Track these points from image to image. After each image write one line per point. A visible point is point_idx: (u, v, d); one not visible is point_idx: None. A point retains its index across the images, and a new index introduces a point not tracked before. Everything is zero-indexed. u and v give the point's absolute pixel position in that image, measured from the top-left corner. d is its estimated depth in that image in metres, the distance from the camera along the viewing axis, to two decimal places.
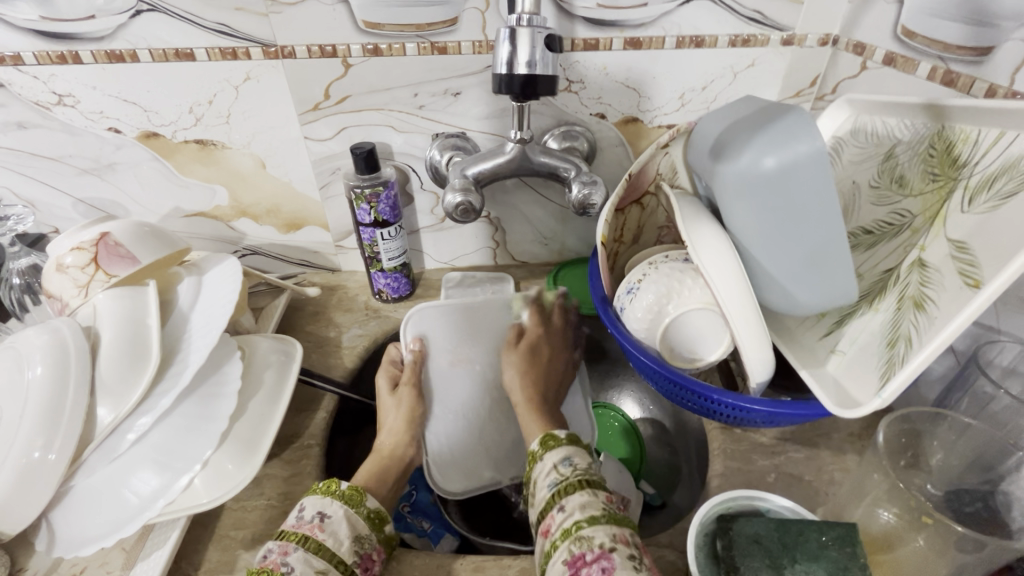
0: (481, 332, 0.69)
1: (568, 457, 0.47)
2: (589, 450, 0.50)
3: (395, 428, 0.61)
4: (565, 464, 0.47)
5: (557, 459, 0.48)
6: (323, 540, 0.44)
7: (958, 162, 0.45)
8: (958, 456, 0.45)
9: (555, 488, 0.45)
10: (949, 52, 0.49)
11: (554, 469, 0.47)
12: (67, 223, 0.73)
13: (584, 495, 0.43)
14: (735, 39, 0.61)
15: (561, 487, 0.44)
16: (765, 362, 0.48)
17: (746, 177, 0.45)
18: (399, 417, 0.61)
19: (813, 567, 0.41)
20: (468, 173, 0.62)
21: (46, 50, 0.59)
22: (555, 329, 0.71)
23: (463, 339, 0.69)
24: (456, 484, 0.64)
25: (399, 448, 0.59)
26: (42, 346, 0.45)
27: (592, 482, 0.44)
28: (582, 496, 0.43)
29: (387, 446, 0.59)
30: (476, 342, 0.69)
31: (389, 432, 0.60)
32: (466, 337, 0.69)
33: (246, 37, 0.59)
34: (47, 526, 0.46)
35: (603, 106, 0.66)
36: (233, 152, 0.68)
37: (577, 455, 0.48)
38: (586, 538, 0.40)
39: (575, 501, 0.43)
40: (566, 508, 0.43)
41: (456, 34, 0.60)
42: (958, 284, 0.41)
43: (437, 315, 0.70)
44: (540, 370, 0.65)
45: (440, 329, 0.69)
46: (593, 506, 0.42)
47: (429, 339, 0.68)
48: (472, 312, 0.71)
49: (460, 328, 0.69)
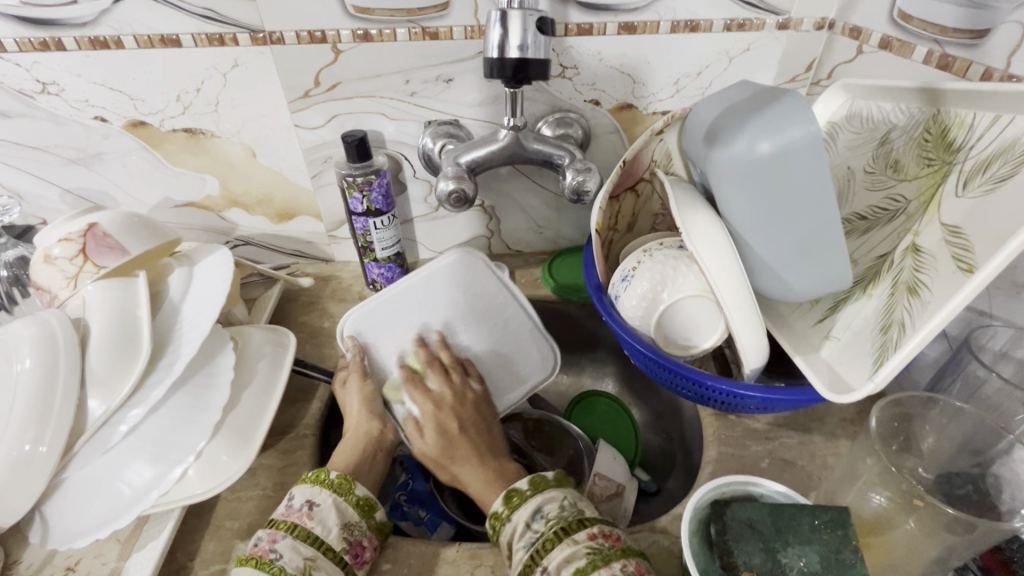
0: (424, 307, 0.66)
1: (539, 509, 0.46)
2: (558, 485, 0.48)
3: (358, 412, 0.59)
4: (538, 518, 0.45)
5: (528, 515, 0.46)
6: (312, 528, 0.44)
7: (954, 146, 0.44)
8: (949, 440, 0.45)
9: (532, 549, 0.43)
10: (946, 35, 0.48)
11: (529, 527, 0.45)
12: (55, 214, 0.72)
13: (565, 547, 0.42)
14: (730, 23, 0.61)
15: (540, 545, 0.43)
16: (759, 348, 0.48)
17: (741, 163, 0.45)
18: (355, 401, 0.60)
19: (805, 550, 0.41)
20: (461, 160, 0.61)
21: (28, 36, 0.57)
22: (450, 399, 0.60)
23: (405, 321, 0.65)
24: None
25: (362, 428, 0.58)
26: (31, 338, 0.45)
27: (571, 527, 0.43)
28: (564, 549, 0.42)
29: (352, 429, 0.58)
30: (419, 315, 0.66)
31: (353, 416, 0.59)
32: (407, 317, 0.65)
33: (232, 22, 0.58)
34: (41, 517, 0.46)
35: (598, 92, 0.65)
36: (222, 141, 0.67)
37: (548, 502, 0.46)
38: None
39: (557, 556, 0.41)
40: (549, 568, 0.41)
41: (447, 19, 0.59)
42: (952, 268, 0.41)
43: (366, 306, 0.66)
44: (461, 451, 0.57)
45: (378, 321, 0.65)
46: (578, 554, 0.41)
47: (365, 331, 0.65)
48: (404, 295, 0.66)
49: (401, 308, 0.66)
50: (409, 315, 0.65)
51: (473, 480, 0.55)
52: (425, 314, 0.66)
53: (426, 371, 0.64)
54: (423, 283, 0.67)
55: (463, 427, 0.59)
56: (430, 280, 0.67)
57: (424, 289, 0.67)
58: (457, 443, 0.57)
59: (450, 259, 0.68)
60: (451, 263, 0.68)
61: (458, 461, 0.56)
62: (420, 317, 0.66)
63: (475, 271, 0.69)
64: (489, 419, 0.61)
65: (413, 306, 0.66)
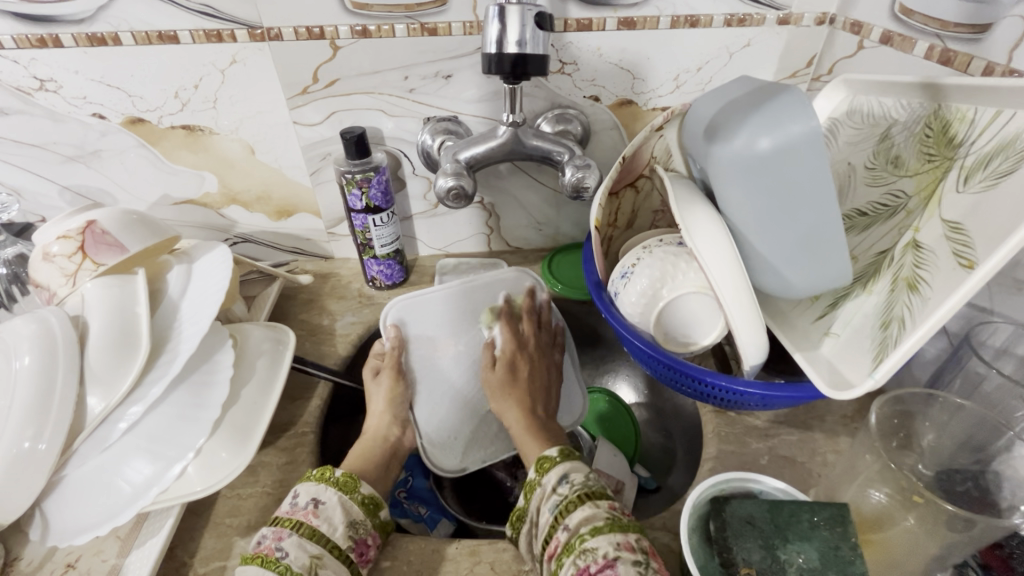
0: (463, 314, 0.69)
1: (566, 475, 0.46)
2: (585, 459, 0.48)
3: (381, 411, 0.60)
4: (565, 483, 0.45)
5: (555, 480, 0.46)
6: (318, 526, 0.44)
7: (954, 141, 0.44)
8: (949, 436, 0.45)
9: (557, 510, 0.43)
10: (947, 30, 0.48)
11: (554, 491, 0.45)
12: (53, 211, 0.72)
13: (587, 509, 0.42)
14: (730, 18, 0.60)
15: (563, 507, 0.43)
16: (759, 345, 0.48)
17: (741, 159, 0.45)
18: (380, 402, 0.60)
19: (805, 547, 0.41)
20: (461, 157, 0.61)
21: (25, 33, 0.57)
22: (533, 347, 0.65)
23: (441, 322, 0.68)
24: (452, 461, 0.61)
25: (381, 430, 0.59)
26: (29, 335, 0.45)
27: (595, 493, 0.43)
28: (585, 510, 0.42)
29: (372, 428, 0.59)
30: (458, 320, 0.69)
31: (376, 414, 0.60)
32: (445, 319, 0.69)
33: (230, 19, 0.57)
34: (40, 515, 0.46)
35: (597, 88, 0.65)
36: (221, 138, 0.66)
37: (574, 471, 0.46)
38: (591, 549, 0.39)
39: (578, 517, 0.42)
40: (571, 527, 0.42)
41: (446, 15, 0.59)
42: (952, 265, 0.41)
43: (410, 302, 0.70)
44: (521, 389, 0.60)
45: (420, 316, 0.69)
46: (597, 517, 0.41)
47: (405, 317, 0.68)
48: (444, 299, 0.70)
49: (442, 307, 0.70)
50: (448, 317, 0.69)
51: (514, 422, 0.58)
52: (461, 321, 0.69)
53: (457, 376, 0.65)
54: (464, 292, 0.71)
55: (529, 375, 0.62)
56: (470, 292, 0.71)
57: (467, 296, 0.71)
58: (519, 381, 0.61)
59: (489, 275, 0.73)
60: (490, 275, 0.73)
61: (509, 399, 0.59)
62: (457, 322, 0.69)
63: (526, 290, 0.72)
64: (553, 375, 0.64)
65: (453, 310, 0.70)
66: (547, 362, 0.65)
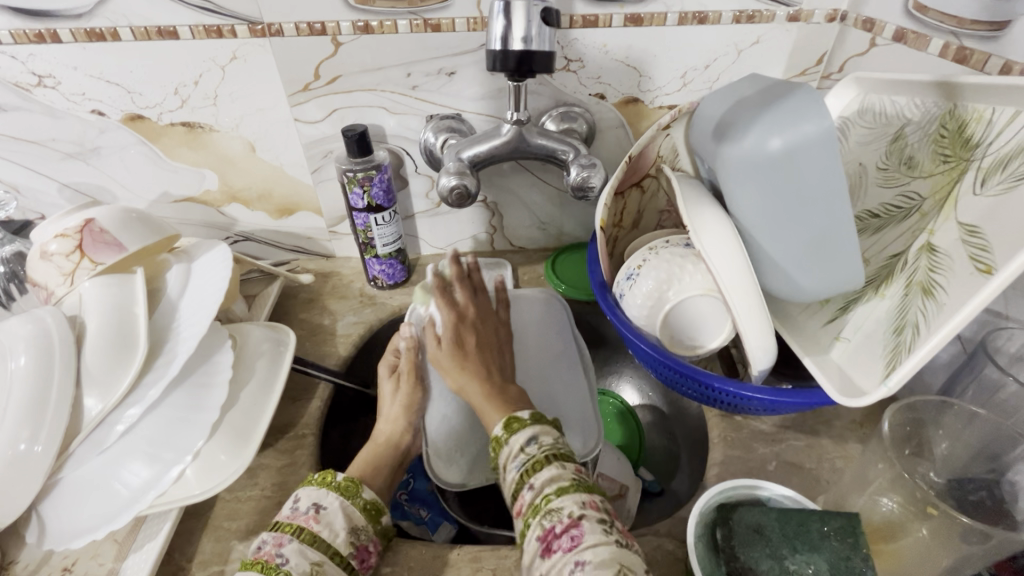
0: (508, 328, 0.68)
1: (535, 436, 0.44)
2: (556, 424, 0.47)
3: (395, 414, 0.59)
4: (532, 443, 0.44)
5: (523, 440, 0.44)
6: (318, 531, 0.44)
7: (971, 142, 0.43)
8: (963, 445, 0.44)
9: (524, 468, 0.42)
10: (963, 27, 0.47)
11: (522, 451, 0.44)
12: (52, 209, 0.72)
13: (553, 469, 0.41)
14: (739, 15, 0.59)
15: (530, 466, 0.42)
16: (768, 349, 0.47)
17: (751, 159, 0.44)
18: (395, 406, 0.60)
19: (814, 557, 0.40)
20: (464, 155, 0.60)
21: (23, 28, 0.56)
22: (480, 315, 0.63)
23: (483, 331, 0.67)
24: (456, 474, 0.59)
25: (392, 432, 0.58)
26: (26, 336, 0.44)
27: (562, 456, 0.43)
28: (552, 470, 0.41)
29: (382, 434, 0.58)
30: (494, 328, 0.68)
31: (387, 419, 0.59)
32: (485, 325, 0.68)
33: (230, 14, 0.56)
34: (36, 518, 0.45)
35: (603, 86, 0.64)
36: (221, 135, 0.66)
37: (544, 433, 0.45)
38: (556, 510, 0.38)
39: (546, 477, 0.41)
40: (536, 486, 0.41)
41: (449, 11, 0.58)
42: (968, 269, 0.40)
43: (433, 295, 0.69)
44: (473, 361, 0.57)
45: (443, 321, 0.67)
46: (564, 477, 0.41)
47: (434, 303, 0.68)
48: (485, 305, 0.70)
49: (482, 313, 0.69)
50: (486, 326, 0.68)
51: (473, 393, 0.55)
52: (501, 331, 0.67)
53: None
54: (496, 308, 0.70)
55: (476, 336, 0.60)
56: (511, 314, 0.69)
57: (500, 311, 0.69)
58: (472, 355, 0.58)
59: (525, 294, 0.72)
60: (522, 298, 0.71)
61: (467, 365, 0.57)
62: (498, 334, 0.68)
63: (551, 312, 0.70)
64: (506, 341, 0.62)
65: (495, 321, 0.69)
66: (485, 315, 0.63)
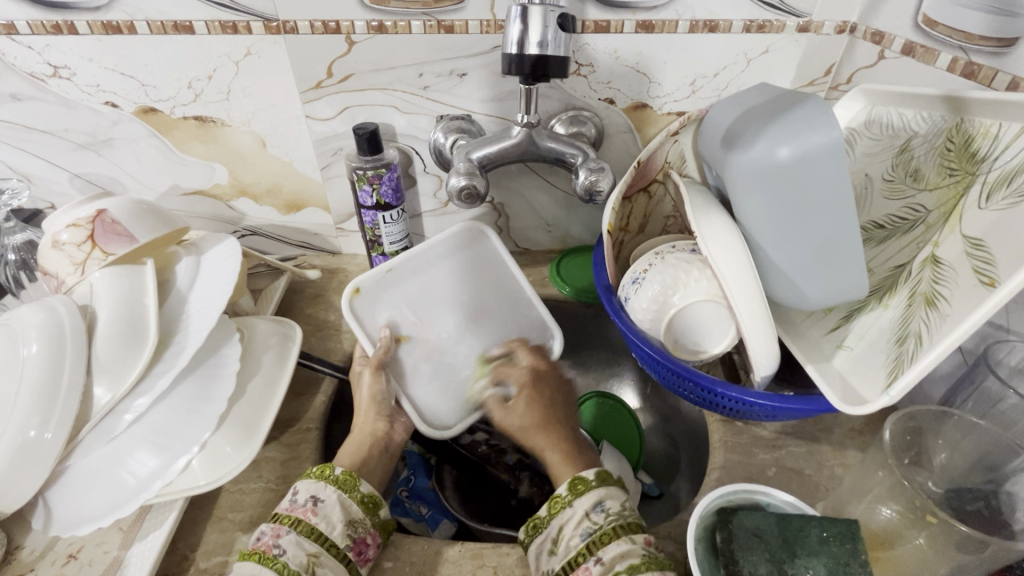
0: (461, 278, 0.68)
1: (600, 502, 0.45)
2: (620, 485, 0.48)
3: (365, 409, 0.57)
4: (598, 510, 0.45)
5: (588, 505, 0.45)
6: (316, 523, 0.44)
7: (977, 157, 0.44)
8: (962, 455, 0.44)
9: (590, 538, 0.43)
10: (971, 43, 0.47)
11: (587, 516, 0.44)
12: (63, 199, 0.72)
13: (622, 544, 0.42)
14: (749, 25, 0.60)
15: (597, 537, 0.43)
16: (771, 355, 0.47)
17: (760, 168, 0.44)
18: (362, 402, 0.57)
19: (813, 562, 0.41)
20: (473, 156, 0.61)
21: (41, 19, 0.57)
22: (545, 372, 0.62)
23: (478, 292, 0.67)
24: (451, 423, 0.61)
25: (368, 426, 0.56)
26: (38, 324, 0.45)
27: (630, 527, 0.43)
28: (621, 545, 0.42)
29: (358, 427, 0.56)
30: (477, 281, 0.68)
31: (361, 412, 0.57)
32: (511, 295, 0.68)
33: (246, 10, 0.57)
34: (44, 504, 0.46)
35: (612, 91, 0.64)
36: (233, 130, 0.66)
37: (610, 497, 0.45)
38: None
39: (613, 552, 0.42)
40: (604, 559, 0.41)
41: (463, 13, 0.58)
42: (972, 282, 0.40)
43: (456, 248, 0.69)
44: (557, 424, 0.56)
45: (407, 285, 0.66)
46: (634, 554, 0.41)
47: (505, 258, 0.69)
48: (478, 257, 0.69)
49: (484, 267, 0.69)
50: (481, 284, 0.68)
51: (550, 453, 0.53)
52: (445, 283, 0.67)
53: (446, 357, 0.64)
54: (419, 281, 0.66)
55: (551, 396, 0.60)
56: (414, 279, 0.66)
57: (463, 265, 0.68)
58: (552, 418, 0.57)
59: (407, 272, 0.66)
60: (402, 273, 0.66)
61: (539, 428, 0.56)
62: (472, 284, 0.68)
63: (428, 294, 0.66)
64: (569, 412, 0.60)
65: (478, 269, 0.69)
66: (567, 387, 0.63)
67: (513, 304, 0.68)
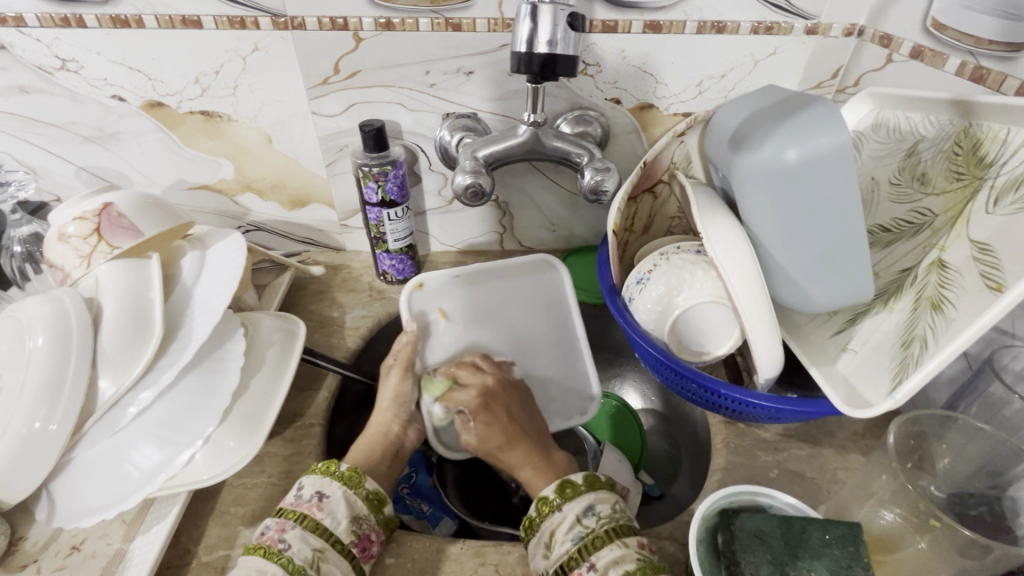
0: (520, 313, 0.67)
1: (592, 506, 0.45)
2: (609, 488, 0.48)
3: (384, 407, 0.59)
4: (590, 514, 0.45)
5: (580, 510, 0.45)
6: (321, 519, 0.44)
7: (985, 161, 0.44)
8: (965, 460, 0.44)
9: (581, 543, 0.43)
10: (981, 47, 0.47)
11: (578, 520, 0.45)
12: (69, 191, 0.72)
13: (616, 548, 0.42)
14: (757, 26, 0.60)
15: (590, 542, 0.43)
16: (775, 357, 0.47)
17: (768, 170, 0.44)
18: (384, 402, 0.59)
19: (815, 564, 0.41)
20: (479, 154, 0.61)
21: (49, 12, 0.57)
22: (494, 387, 0.59)
23: (528, 327, 0.67)
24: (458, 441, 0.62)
25: (384, 426, 0.58)
26: (44, 316, 0.45)
27: (622, 530, 0.44)
28: (615, 550, 0.42)
29: (376, 423, 0.58)
30: (530, 315, 0.67)
31: (381, 410, 0.59)
32: (565, 344, 0.67)
33: (255, 6, 0.57)
34: (47, 496, 0.46)
35: (618, 91, 0.64)
36: (239, 125, 0.66)
37: (601, 501, 0.46)
38: None
39: (607, 557, 0.42)
40: (599, 566, 0.41)
41: (471, 11, 0.58)
42: (979, 286, 0.40)
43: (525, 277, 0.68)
44: (523, 434, 0.56)
45: (462, 295, 0.66)
46: (627, 559, 0.42)
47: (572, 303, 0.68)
48: (543, 296, 0.68)
49: (546, 306, 0.68)
50: (536, 320, 0.67)
51: (523, 469, 0.55)
52: (498, 300, 0.67)
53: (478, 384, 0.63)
54: (474, 292, 0.66)
55: (512, 411, 0.58)
56: (462, 286, 0.66)
57: (522, 291, 0.68)
58: (516, 432, 0.56)
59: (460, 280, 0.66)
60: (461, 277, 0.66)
61: (508, 448, 0.56)
62: (532, 315, 0.67)
63: (477, 304, 0.66)
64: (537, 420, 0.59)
65: (540, 302, 0.68)
66: (521, 389, 0.61)
67: (560, 352, 0.67)
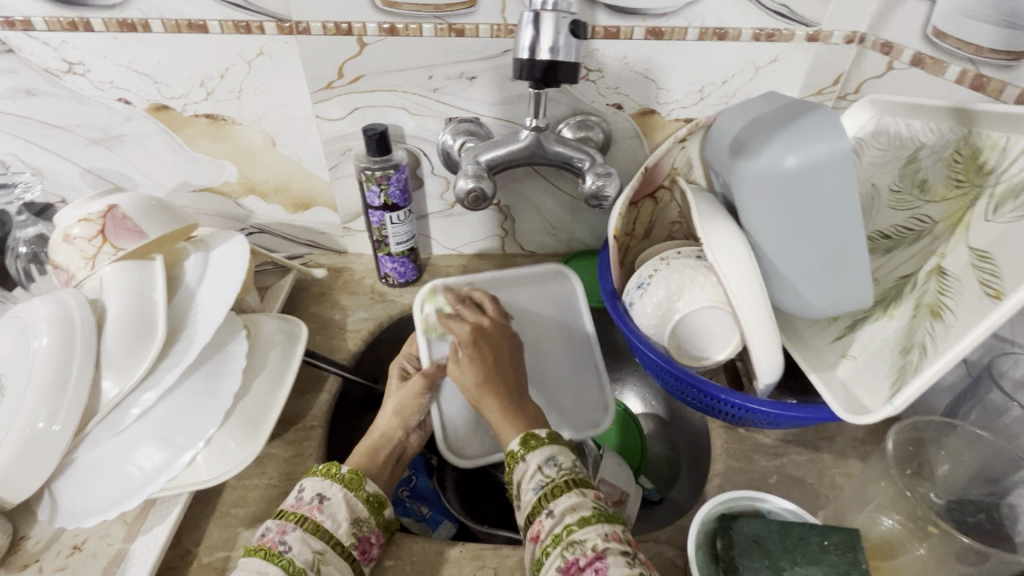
0: (534, 314, 0.68)
1: (552, 457, 0.46)
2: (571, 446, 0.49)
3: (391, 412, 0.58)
4: (551, 464, 0.46)
5: (540, 460, 0.46)
6: (321, 521, 0.44)
7: (985, 169, 0.44)
8: (964, 467, 0.44)
9: (542, 492, 0.44)
10: (981, 55, 0.48)
11: (540, 470, 0.45)
12: (74, 193, 0.73)
13: (573, 496, 0.43)
14: (759, 33, 0.60)
15: (549, 491, 0.44)
16: (775, 363, 0.47)
17: (768, 177, 0.45)
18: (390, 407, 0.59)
19: (812, 570, 0.41)
20: (481, 158, 0.61)
21: (57, 16, 0.58)
22: (487, 328, 0.59)
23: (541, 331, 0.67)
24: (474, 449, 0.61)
25: (387, 430, 0.57)
26: (49, 317, 0.45)
27: (581, 481, 0.44)
28: (572, 497, 0.43)
29: (380, 425, 0.58)
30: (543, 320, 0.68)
31: (387, 414, 0.58)
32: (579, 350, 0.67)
33: (260, 11, 0.58)
34: (51, 496, 0.47)
35: (620, 96, 0.65)
36: (242, 128, 0.67)
37: (561, 453, 0.47)
38: (579, 542, 0.40)
39: (564, 504, 0.42)
40: (555, 512, 0.42)
41: (474, 16, 0.59)
42: (978, 294, 0.40)
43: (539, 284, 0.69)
44: (501, 381, 0.55)
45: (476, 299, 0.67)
46: (584, 506, 0.42)
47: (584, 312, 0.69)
48: (557, 299, 0.69)
49: (559, 312, 0.69)
50: (549, 325, 0.68)
51: (493, 412, 0.53)
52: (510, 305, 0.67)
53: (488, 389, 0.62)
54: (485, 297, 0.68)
55: (500, 353, 0.58)
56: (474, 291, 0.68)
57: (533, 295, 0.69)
58: (496, 375, 0.55)
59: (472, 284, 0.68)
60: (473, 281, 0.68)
61: (483, 389, 0.55)
62: (546, 322, 0.68)
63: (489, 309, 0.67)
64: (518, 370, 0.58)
65: (553, 307, 0.69)
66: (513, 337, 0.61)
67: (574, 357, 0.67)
